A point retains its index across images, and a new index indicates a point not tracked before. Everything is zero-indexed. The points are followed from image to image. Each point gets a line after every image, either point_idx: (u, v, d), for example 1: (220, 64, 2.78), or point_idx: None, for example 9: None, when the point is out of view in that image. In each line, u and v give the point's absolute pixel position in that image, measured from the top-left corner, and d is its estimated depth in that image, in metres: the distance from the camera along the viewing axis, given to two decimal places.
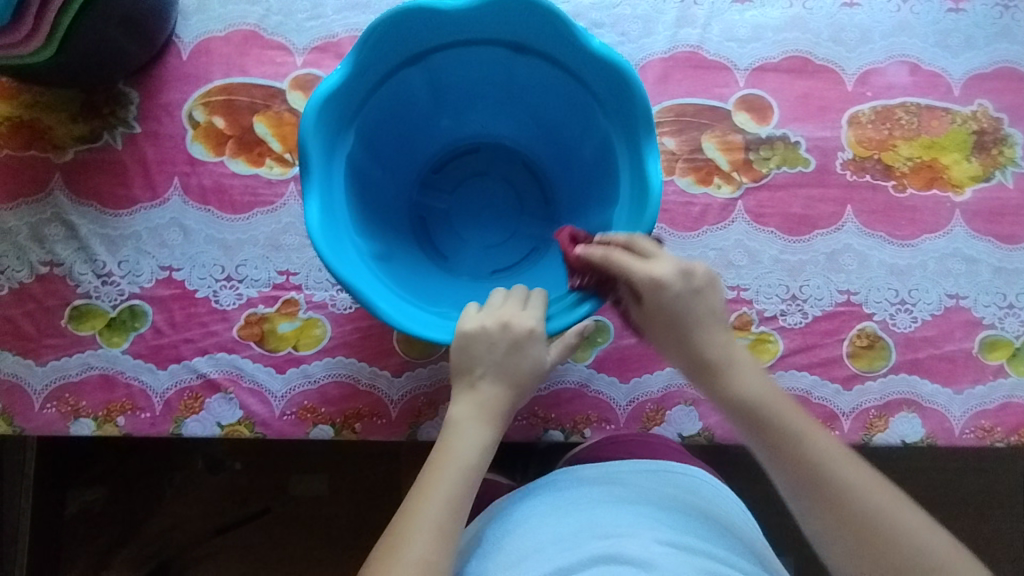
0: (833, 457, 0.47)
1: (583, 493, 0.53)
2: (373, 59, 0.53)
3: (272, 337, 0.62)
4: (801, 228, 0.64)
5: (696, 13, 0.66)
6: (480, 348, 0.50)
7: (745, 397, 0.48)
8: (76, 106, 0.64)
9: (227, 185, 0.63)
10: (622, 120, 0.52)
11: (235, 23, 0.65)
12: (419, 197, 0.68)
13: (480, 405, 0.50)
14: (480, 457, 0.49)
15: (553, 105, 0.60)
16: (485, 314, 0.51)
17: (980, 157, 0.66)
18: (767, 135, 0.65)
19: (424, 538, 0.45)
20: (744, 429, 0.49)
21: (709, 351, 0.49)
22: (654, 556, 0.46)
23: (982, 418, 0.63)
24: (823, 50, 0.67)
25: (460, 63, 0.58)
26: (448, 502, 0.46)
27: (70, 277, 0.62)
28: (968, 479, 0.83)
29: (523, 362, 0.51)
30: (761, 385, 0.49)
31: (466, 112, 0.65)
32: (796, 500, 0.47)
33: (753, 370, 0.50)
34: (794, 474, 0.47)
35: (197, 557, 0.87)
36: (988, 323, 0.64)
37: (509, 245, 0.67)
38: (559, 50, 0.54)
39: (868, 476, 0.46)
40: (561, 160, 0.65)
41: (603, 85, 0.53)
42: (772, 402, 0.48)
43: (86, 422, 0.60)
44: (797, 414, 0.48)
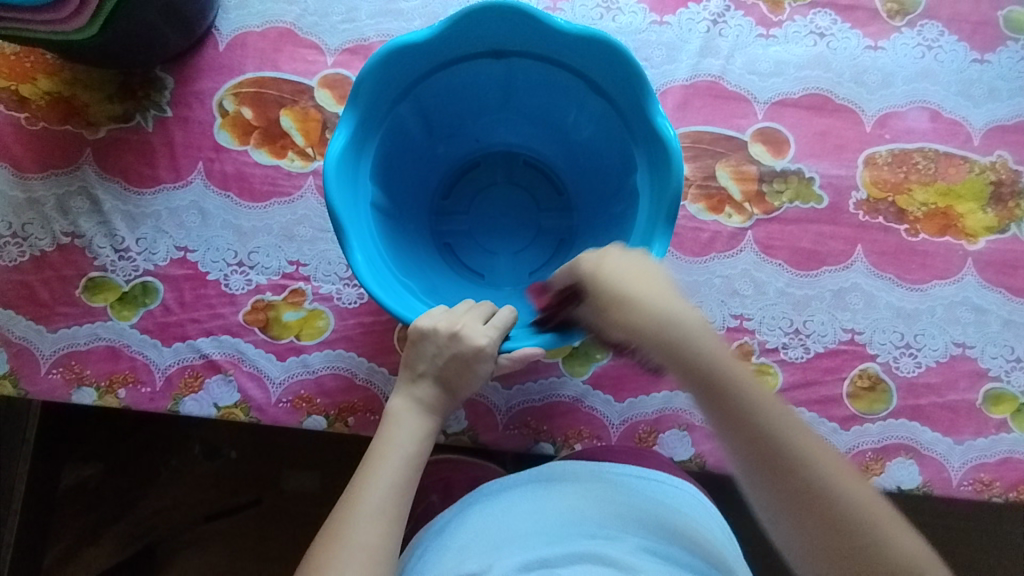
0: (787, 426, 0.45)
1: (569, 488, 0.53)
2: (381, 96, 0.54)
3: (276, 325, 0.63)
4: (810, 263, 0.64)
5: (720, 44, 0.67)
6: (428, 348, 0.51)
7: (707, 366, 0.45)
8: (113, 87, 0.67)
9: (248, 173, 0.65)
10: (631, 102, 0.54)
11: (272, 20, 0.68)
12: (440, 221, 0.69)
13: (418, 399, 0.52)
14: (418, 448, 0.50)
15: (561, 105, 0.61)
16: (441, 319, 0.51)
17: (996, 208, 0.65)
18: (781, 169, 0.66)
19: (365, 525, 0.46)
20: (699, 398, 0.46)
21: (668, 317, 0.45)
22: (635, 562, 0.47)
23: (982, 471, 0.61)
24: (844, 89, 0.67)
25: (467, 79, 0.59)
26: (391, 490, 0.48)
27: (89, 249, 0.64)
28: (969, 536, 0.81)
29: (465, 373, 0.51)
30: (719, 345, 0.46)
31: (460, 129, 0.66)
32: (753, 483, 0.45)
33: (705, 330, 0.46)
34: (753, 456, 0.45)
35: (185, 540, 0.87)
36: (994, 375, 0.63)
37: (539, 245, 0.69)
38: (565, 54, 0.55)
39: (820, 445, 0.45)
40: (568, 152, 0.66)
41: (606, 74, 0.54)
42: (727, 363, 0.46)
43: (88, 391, 0.62)
44: (751, 377, 0.46)
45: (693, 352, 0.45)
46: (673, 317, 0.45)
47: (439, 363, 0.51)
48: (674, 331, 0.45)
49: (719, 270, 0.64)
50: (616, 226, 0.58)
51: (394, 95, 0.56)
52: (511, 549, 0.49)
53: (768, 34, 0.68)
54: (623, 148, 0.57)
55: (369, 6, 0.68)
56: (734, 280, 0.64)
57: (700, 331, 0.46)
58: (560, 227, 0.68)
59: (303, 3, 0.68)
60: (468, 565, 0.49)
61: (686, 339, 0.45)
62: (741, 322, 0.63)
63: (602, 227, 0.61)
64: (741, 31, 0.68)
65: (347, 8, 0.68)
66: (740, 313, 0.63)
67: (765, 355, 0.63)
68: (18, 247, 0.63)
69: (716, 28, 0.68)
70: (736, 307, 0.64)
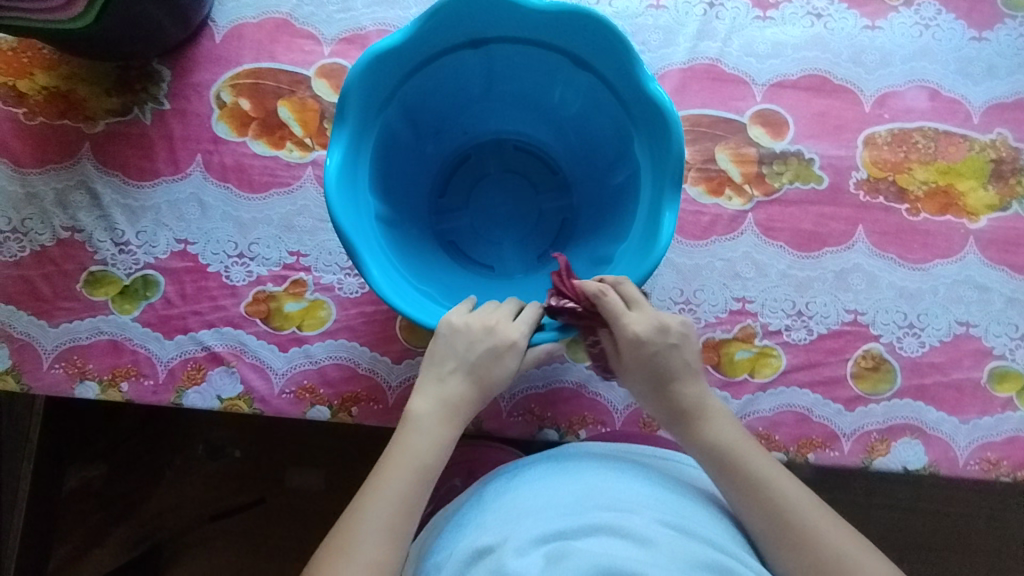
0: (802, 506, 0.48)
1: (586, 466, 0.54)
2: (371, 100, 0.54)
3: (278, 316, 0.63)
4: (811, 244, 0.64)
5: (717, 27, 0.67)
6: (460, 344, 0.51)
7: (719, 446, 0.51)
8: (111, 81, 0.67)
9: (247, 164, 0.65)
10: (618, 72, 0.54)
11: (268, 11, 0.68)
12: (441, 220, 0.69)
13: (444, 399, 0.51)
14: (436, 458, 0.49)
15: (548, 88, 0.61)
16: (476, 317, 0.52)
17: (997, 186, 0.65)
18: (781, 150, 0.65)
19: (371, 536, 0.46)
20: (717, 475, 0.51)
21: (685, 399, 0.52)
22: (654, 534, 0.46)
23: (988, 450, 0.61)
24: (842, 70, 0.67)
25: (453, 71, 0.59)
26: (401, 500, 0.47)
27: (89, 243, 0.64)
28: (976, 519, 0.81)
29: (496, 369, 0.51)
30: (737, 433, 0.51)
31: (447, 124, 0.66)
32: (770, 547, 0.48)
33: (725, 418, 0.52)
34: (768, 530, 0.48)
35: (191, 539, 0.87)
36: (998, 353, 0.63)
37: (544, 228, 0.69)
38: (550, 35, 0.55)
39: (835, 526, 0.48)
40: (556, 131, 0.66)
41: (588, 48, 0.54)
42: (741, 448, 0.50)
43: (91, 385, 0.61)
44: (766, 461, 0.50)
45: (705, 423, 0.51)
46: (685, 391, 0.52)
47: (472, 360, 0.51)
48: (694, 416, 0.52)
49: (721, 254, 0.64)
50: (621, 200, 0.58)
51: (383, 98, 0.55)
52: (526, 523, 0.48)
53: (764, 16, 0.68)
54: (616, 121, 0.57)
55: None
56: (736, 263, 0.64)
57: (711, 410, 0.52)
58: (562, 208, 0.68)
59: None
60: (484, 540, 0.48)
61: (702, 425, 0.51)
62: (743, 305, 0.63)
63: (605, 204, 0.61)
64: (737, 13, 0.68)
65: None
66: (742, 295, 0.63)
67: (768, 337, 0.63)
68: (18, 242, 0.63)
69: (713, 10, 0.67)
70: (739, 289, 0.63)
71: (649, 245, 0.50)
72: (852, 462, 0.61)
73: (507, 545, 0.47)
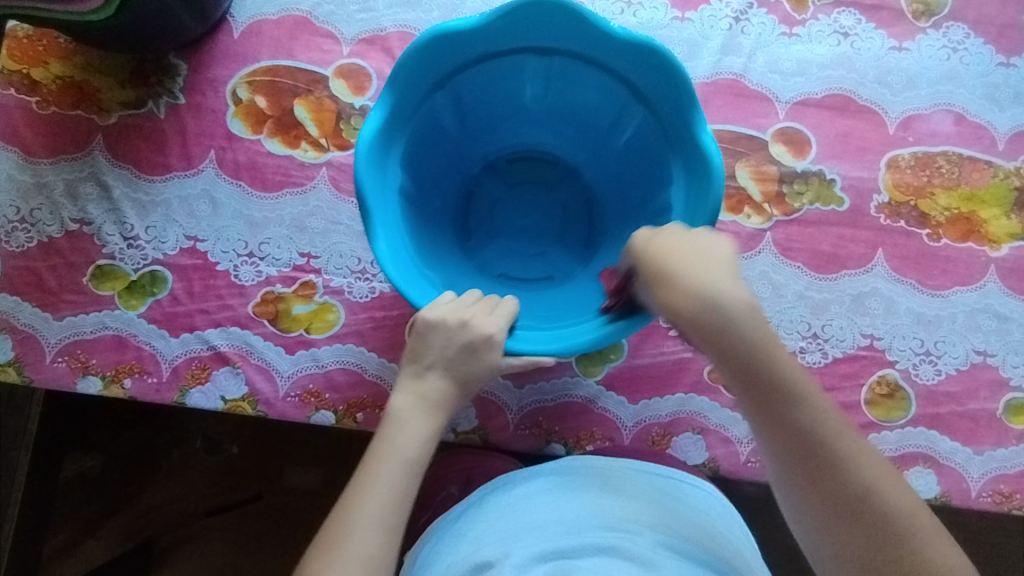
0: (830, 427, 0.43)
1: (589, 481, 0.53)
2: (397, 118, 0.53)
3: (286, 318, 0.62)
4: (830, 266, 0.63)
5: (742, 42, 0.66)
6: (436, 339, 0.50)
7: (748, 353, 0.43)
8: (126, 73, 0.66)
9: (261, 163, 0.64)
10: (645, 76, 0.53)
11: (288, 8, 0.67)
12: (471, 235, 0.68)
13: (422, 394, 0.51)
14: (419, 452, 0.49)
15: (565, 94, 0.60)
16: (448, 309, 0.51)
17: (1020, 214, 0.64)
18: (802, 170, 0.64)
19: (360, 533, 0.45)
20: (740, 382, 0.44)
21: (727, 303, 0.43)
22: (656, 557, 0.47)
23: (1001, 483, 0.60)
24: (867, 90, 0.66)
25: (471, 86, 0.58)
26: (388, 498, 0.47)
27: (97, 237, 0.63)
28: (983, 548, 0.80)
29: (475, 364, 0.51)
30: (766, 332, 0.44)
31: (464, 139, 0.65)
32: (795, 494, 0.44)
33: (756, 313, 0.44)
34: (792, 454, 0.43)
35: (185, 535, 0.86)
36: (1015, 384, 0.62)
37: (570, 234, 0.68)
38: (571, 44, 0.54)
39: (864, 450, 0.44)
40: (571, 131, 0.65)
41: (611, 53, 0.53)
42: (771, 351, 0.44)
43: (93, 381, 0.61)
44: (795, 370, 0.44)
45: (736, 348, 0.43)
46: (717, 296, 0.44)
47: (447, 354, 0.51)
48: (722, 321, 0.43)
49: (737, 272, 0.63)
50: (652, 204, 0.57)
51: (407, 114, 0.54)
52: (527, 539, 0.49)
53: (791, 33, 0.67)
54: (642, 125, 0.57)
55: None
56: (752, 282, 0.63)
57: (745, 308, 0.44)
58: (587, 211, 0.68)
59: None
60: (483, 553, 0.49)
61: (728, 325, 0.43)
62: None
63: (637, 207, 0.61)
64: (764, 29, 0.67)
65: None
66: None
67: None
68: (26, 233, 0.63)
69: (738, 25, 0.67)
70: None
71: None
72: None
73: (507, 561, 0.47)
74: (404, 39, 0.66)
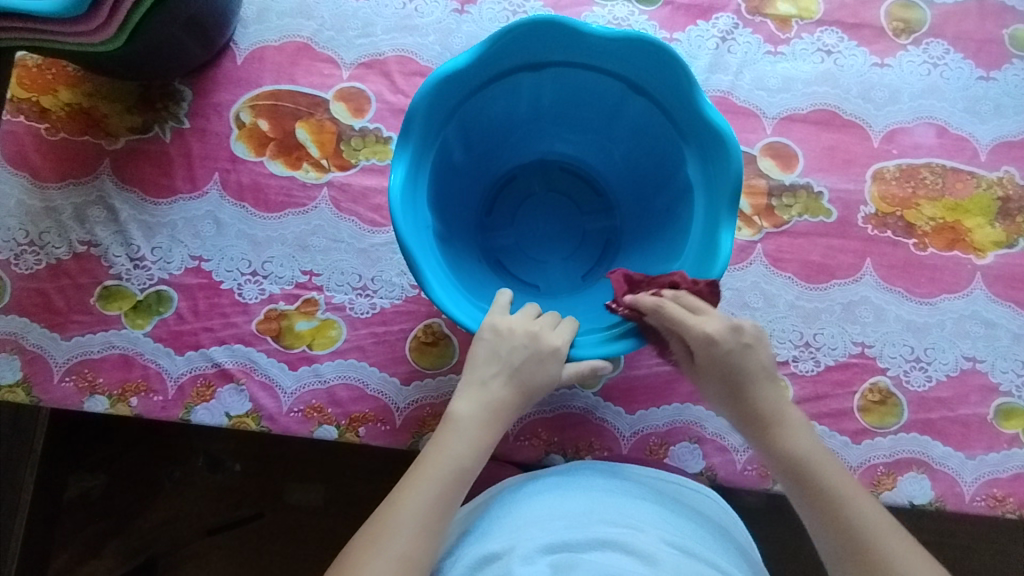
0: (874, 526, 0.48)
1: (594, 483, 0.55)
2: (412, 175, 0.53)
3: (289, 334, 0.63)
4: (820, 276, 0.65)
5: (729, 60, 0.68)
6: (504, 348, 0.53)
7: (795, 457, 0.51)
8: (133, 99, 0.68)
9: (264, 184, 0.66)
10: (619, 56, 0.56)
11: (290, 35, 0.69)
12: (510, 267, 0.68)
13: (484, 403, 0.52)
14: (473, 460, 0.50)
15: (523, 104, 0.62)
16: (517, 323, 0.53)
17: (1004, 223, 0.66)
18: (791, 183, 0.66)
19: (405, 532, 0.46)
20: (789, 482, 0.51)
21: (768, 408, 0.52)
22: (658, 552, 0.48)
23: (994, 487, 0.61)
24: (851, 105, 0.68)
25: (452, 136, 0.59)
26: (437, 500, 0.48)
27: (105, 258, 0.64)
28: (977, 553, 0.81)
29: (540, 373, 0.53)
30: (816, 446, 0.51)
31: (461, 188, 0.65)
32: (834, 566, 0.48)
33: (806, 429, 0.52)
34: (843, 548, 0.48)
35: (186, 555, 0.87)
36: (1004, 390, 0.63)
37: (587, 210, 0.70)
38: (521, 58, 0.56)
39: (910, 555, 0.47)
40: (531, 133, 0.67)
41: (561, 43, 0.56)
42: (819, 460, 0.51)
43: (100, 399, 0.62)
44: (842, 476, 0.50)
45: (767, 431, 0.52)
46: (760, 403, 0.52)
47: (515, 363, 0.53)
48: (773, 426, 0.52)
49: (730, 283, 0.64)
50: (658, 153, 0.60)
51: (419, 160, 0.54)
52: (534, 531, 0.50)
53: (775, 51, 0.69)
54: (623, 100, 0.59)
55: (385, 22, 0.69)
56: (745, 293, 0.64)
57: (789, 420, 0.52)
58: (582, 186, 0.70)
59: (320, 18, 0.69)
60: (491, 546, 0.50)
61: (780, 434, 0.52)
62: None
63: (643, 159, 0.63)
64: (749, 48, 0.69)
65: (363, 23, 0.69)
66: None
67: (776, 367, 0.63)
68: (35, 255, 0.64)
69: (724, 44, 0.69)
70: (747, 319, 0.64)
71: (719, 191, 0.53)
72: None
73: (514, 553, 0.48)
74: (402, 62, 0.69)
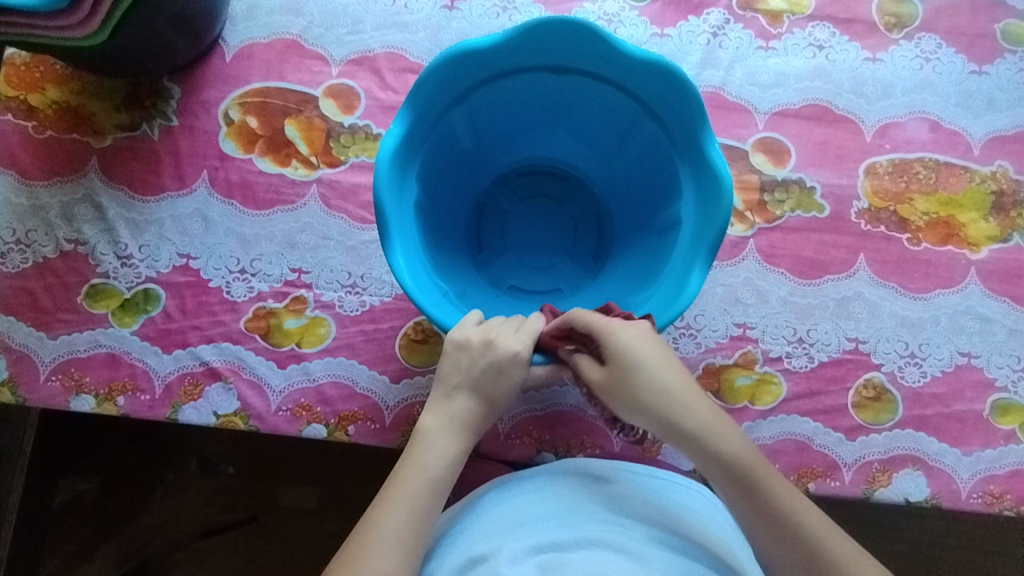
0: (824, 534, 0.45)
1: (578, 480, 0.54)
2: (401, 206, 0.52)
3: (278, 332, 0.63)
4: (813, 272, 0.64)
5: (720, 56, 0.68)
6: (464, 358, 0.51)
7: (734, 463, 0.47)
8: (121, 97, 0.67)
9: (252, 181, 0.66)
10: (552, 50, 0.54)
11: (279, 32, 0.69)
12: (509, 279, 0.68)
13: (450, 415, 0.51)
14: (446, 472, 0.49)
15: (491, 116, 0.61)
16: (475, 329, 0.51)
17: (998, 217, 0.66)
18: (783, 178, 0.66)
19: (385, 551, 0.45)
20: (733, 492, 0.47)
21: (692, 418, 0.47)
22: (645, 550, 0.48)
23: (991, 484, 0.60)
24: (843, 100, 0.68)
25: (429, 159, 0.58)
26: (411, 516, 0.47)
27: (92, 256, 0.64)
28: (978, 553, 0.80)
29: (501, 381, 0.51)
30: (748, 450, 0.48)
31: (446, 209, 0.64)
32: (783, 573, 0.46)
33: (733, 431, 0.48)
34: (795, 560, 0.45)
35: (180, 558, 0.86)
36: (1000, 386, 0.63)
37: (570, 202, 0.70)
38: (481, 74, 0.55)
39: (860, 557, 0.45)
40: (500, 144, 0.66)
41: (518, 53, 0.54)
42: (757, 467, 0.47)
43: (87, 399, 0.61)
44: (784, 485, 0.47)
45: (707, 441, 0.47)
46: (700, 417, 0.47)
47: (473, 373, 0.51)
48: (701, 433, 0.47)
49: (722, 279, 0.64)
50: (634, 137, 0.60)
51: (404, 185, 0.53)
52: (519, 533, 0.49)
53: (767, 46, 0.68)
54: (574, 91, 0.59)
55: (374, 18, 0.69)
56: (737, 289, 0.64)
57: (721, 426, 0.48)
58: (563, 180, 0.69)
59: (309, 15, 0.69)
60: (477, 548, 0.49)
61: (712, 442, 0.47)
62: (744, 331, 0.63)
63: (619, 143, 0.62)
64: (741, 43, 0.68)
65: (353, 20, 0.69)
66: (743, 321, 0.63)
67: (769, 364, 0.62)
68: (21, 254, 0.64)
69: (716, 40, 0.68)
70: (740, 315, 0.63)
71: (700, 151, 0.52)
72: (853, 493, 0.60)
73: (500, 554, 0.47)
74: (392, 59, 0.68)
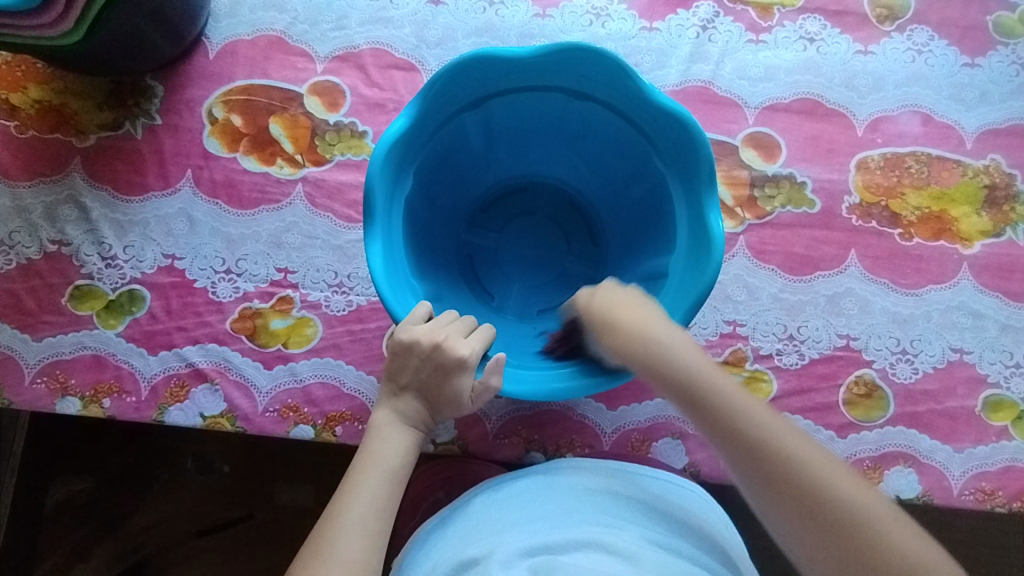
0: (793, 446, 0.43)
1: (573, 478, 0.54)
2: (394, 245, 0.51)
3: (264, 333, 0.62)
4: (803, 268, 0.64)
5: (710, 50, 0.67)
6: (410, 360, 0.50)
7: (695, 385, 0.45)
8: (104, 96, 0.67)
9: (237, 180, 0.65)
10: (502, 73, 0.54)
11: (262, 29, 0.68)
12: (512, 300, 0.66)
13: (400, 412, 0.50)
14: (403, 462, 0.49)
15: (456, 149, 0.60)
16: (421, 331, 0.49)
17: (991, 212, 0.65)
18: (773, 173, 0.65)
19: (350, 542, 0.44)
20: (698, 420, 0.45)
21: (664, 350, 0.46)
22: (638, 551, 0.48)
23: (983, 480, 0.60)
24: (834, 94, 0.67)
25: (411, 198, 0.57)
26: (375, 503, 0.46)
27: (76, 257, 0.63)
28: (974, 548, 0.79)
29: (446, 385, 0.50)
30: (710, 372, 0.46)
31: (437, 242, 0.63)
32: (756, 498, 0.43)
33: (699, 356, 0.46)
34: (763, 481, 0.42)
35: (176, 558, 0.85)
36: (992, 381, 0.62)
37: (564, 217, 0.69)
38: (437, 113, 0.54)
39: (833, 466, 0.42)
40: (469, 174, 0.65)
41: (468, 85, 0.53)
42: (717, 384, 0.45)
43: (72, 401, 0.61)
44: (751, 403, 0.45)
45: (668, 367, 0.46)
46: (663, 346, 0.46)
47: (420, 375, 0.50)
48: (662, 358, 0.46)
49: None
50: (600, 133, 0.59)
51: (394, 222, 0.52)
52: (512, 535, 0.49)
53: (757, 39, 0.68)
54: (568, 108, 0.58)
55: (359, 14, 0.68)
56: (727, 286, 0.63)
57: (687, 351, 0.46)
58: (540, 190, 0.68)
59: (293, 11, 0.68)
60: (470, 550, 0.49)
61: (674, 363, 0.46)
62: (734, 328, 0.62)
63: (586, 143, 0.62)
64: (731, 37, 0.68)
65: (337, 16, 0.68)
66: (733, 318, 0.63)
67: (759, 361, 0.62)
68: (4, 255, 0.63)
69: (706, 33, 0.68)
70: (730, 312, 0.63)
71: (679, 145, 0.52)
72: None
73: (493, 557, 0.47)
74: (377, 55, 0.67)
